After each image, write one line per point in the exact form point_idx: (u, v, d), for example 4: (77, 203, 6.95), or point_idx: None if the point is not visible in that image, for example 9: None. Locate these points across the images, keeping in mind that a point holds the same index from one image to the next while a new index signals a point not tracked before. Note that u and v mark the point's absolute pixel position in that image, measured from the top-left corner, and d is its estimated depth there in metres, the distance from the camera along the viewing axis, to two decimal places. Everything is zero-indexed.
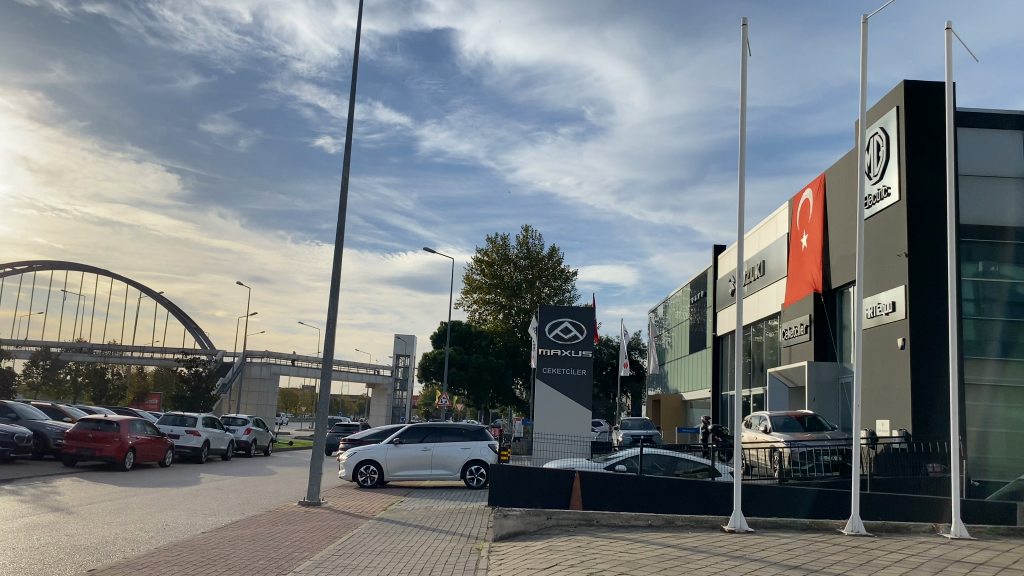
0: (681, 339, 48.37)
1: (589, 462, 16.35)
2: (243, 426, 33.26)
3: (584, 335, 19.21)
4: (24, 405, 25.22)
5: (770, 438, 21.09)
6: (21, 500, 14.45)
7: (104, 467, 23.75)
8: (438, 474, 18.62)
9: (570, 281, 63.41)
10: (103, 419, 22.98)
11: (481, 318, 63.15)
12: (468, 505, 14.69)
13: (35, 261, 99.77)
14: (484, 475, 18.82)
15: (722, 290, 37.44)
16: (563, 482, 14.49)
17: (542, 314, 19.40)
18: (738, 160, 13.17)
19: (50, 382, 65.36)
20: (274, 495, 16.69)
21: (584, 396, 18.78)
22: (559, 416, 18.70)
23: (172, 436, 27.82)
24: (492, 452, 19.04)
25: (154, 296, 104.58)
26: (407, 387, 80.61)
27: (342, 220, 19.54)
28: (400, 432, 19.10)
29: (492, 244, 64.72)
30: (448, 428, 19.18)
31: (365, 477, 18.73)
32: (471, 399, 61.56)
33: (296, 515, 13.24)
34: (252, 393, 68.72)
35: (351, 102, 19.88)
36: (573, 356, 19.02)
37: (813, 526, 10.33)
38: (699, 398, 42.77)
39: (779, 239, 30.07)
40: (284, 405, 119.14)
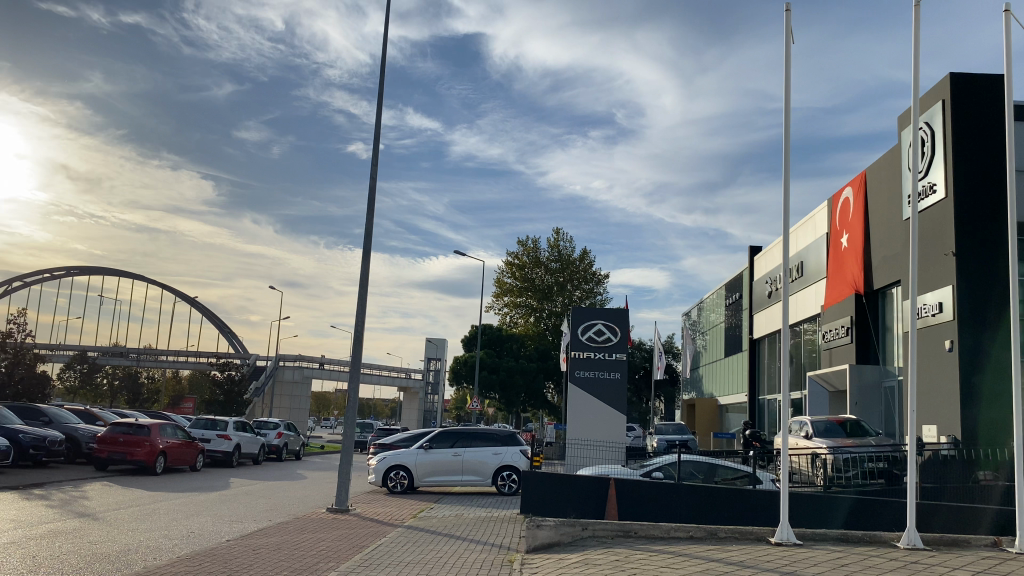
0: (716, 342, 47.50)
1: (624, 469, 15.80)
2: (275, 431, 33.17)
3: (617, 338, 18.71)
4: (58, 409, 25.33)
5: (811, 444, 20.39)
6: (48, 505, 14.30)
7: (136, 471, 23.71)
8: (469, 480, 18.22)
9: (602, 283, 62.51)
10: (134, 423, 22.93)
11: (512, 321, 62.57)
12: (499, 513, 14.22)
13: (73, 267, 101.23)
14: (516, 481, 18.38)
15: (759, 292, 36.63)
16: (598, 490, 13.95)
17: (574, 316, 18.92)
18: (783, 154, 12.54)
19: (88, 385, 66.12)
20: (302, 501, 16.42)
21: (619, 401, 18.25)
22: (593, 421, 18.20)
23: (203, 440, 27.73)
24: (524, 458, 18.59)
25: (188, 300, 105.62)
26: (439, 391, 81.49)
27: (371, 223, 19.25)
28: (430, 437, 18.74)
29: (523, 247, 64.30)
30: (479, 432, 18.77)
31: (395, 482, 18.40)
32: (503, 403, 61.19)
33: (324, 523, 12.93)
34: (284, 397, 69.00)
35: (379, 103, 19.60)
36: (607, 359, 18.51)
37: (865, 539, 9.76)
38: (735, 402, 41.96)
39: (818, 239, 29.29)
40: (317, 409, 119.76)
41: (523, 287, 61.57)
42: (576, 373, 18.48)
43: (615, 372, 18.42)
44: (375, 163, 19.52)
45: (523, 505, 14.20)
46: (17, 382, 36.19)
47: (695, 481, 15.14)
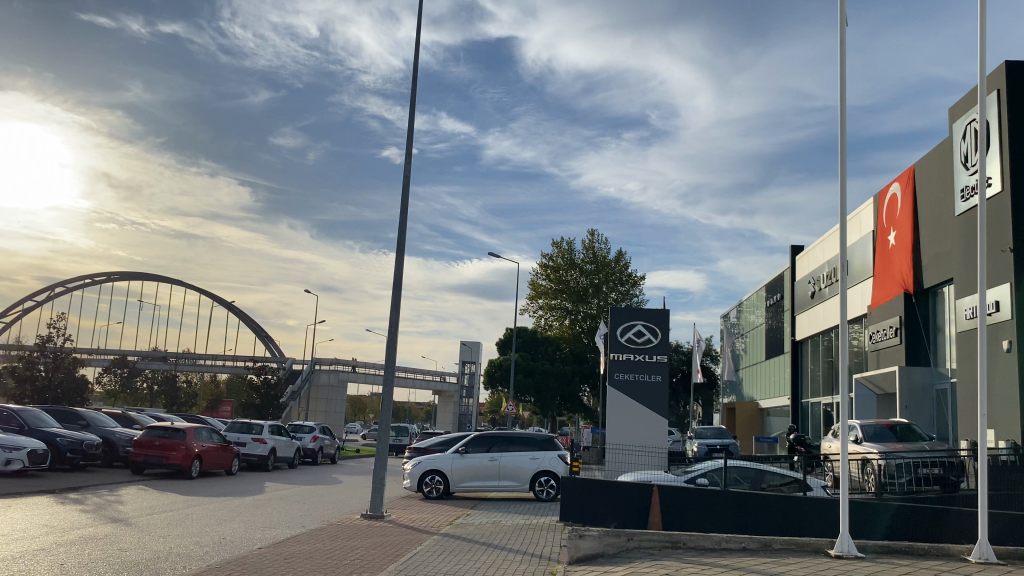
0: (757, 344, 46.53)
1: (666, 475, 15.29)
2: (310, 434, 33.04)
3: (658, 339, 18.17)
4: (95, 413, 25.41)
5: (861, 449, 19.64)
6: (82, 510, 14.13)
7: (172, 474, 23.64)
8: (506, 485, 17.79)
9: (638, 285, 62.08)
10: (170, 427, 22.88)
11: (547, 325, 62.60)
12: (538, 520, 13.82)
13: (113, 272, 102.80)
14: (554, 487, 17.91)
15: (801, 292, 35.73)
16: (640, 498, 13.49)
17: (613, 317, 18.41)
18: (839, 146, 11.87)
19: (128, 389, 66.88)
20: (338, 506, 16.12)
21: (660, 404, 17.70)
22: (633, 425, 17.67)
23: (238, 444, 27.65)
24: (563, 463, 18.09)
25: (225, 304, 106.67)
26: (473, 395, 81.42)
27: (405, 225, 18.94)
28: (466, 441, 18.36)
29: (558, 249, 64.11)
30: (516, 437, 18.32)
31: (430, 487, 18.01)
32: (538, 406, 60.72)
33: (359, 529, 12.60)
34: (320, 400, 69.19)
35: (412, 105, 19.31)
36: (647, 361, 17.97)
37: (931, 552, 9.20)
38: (777, 406, 41.02)
39: (863, 238, 28.41)
40: (353, 412, 120.38)
41: (558, 290, 61.73)
42: (615, 376, 17.97)
43: (656, 374, 17.88)
44: (408, 163, 19.23)
45: (562, 512, 13.80)
46: (56, 386, 36.75)
47: (741, 488, 14.61)
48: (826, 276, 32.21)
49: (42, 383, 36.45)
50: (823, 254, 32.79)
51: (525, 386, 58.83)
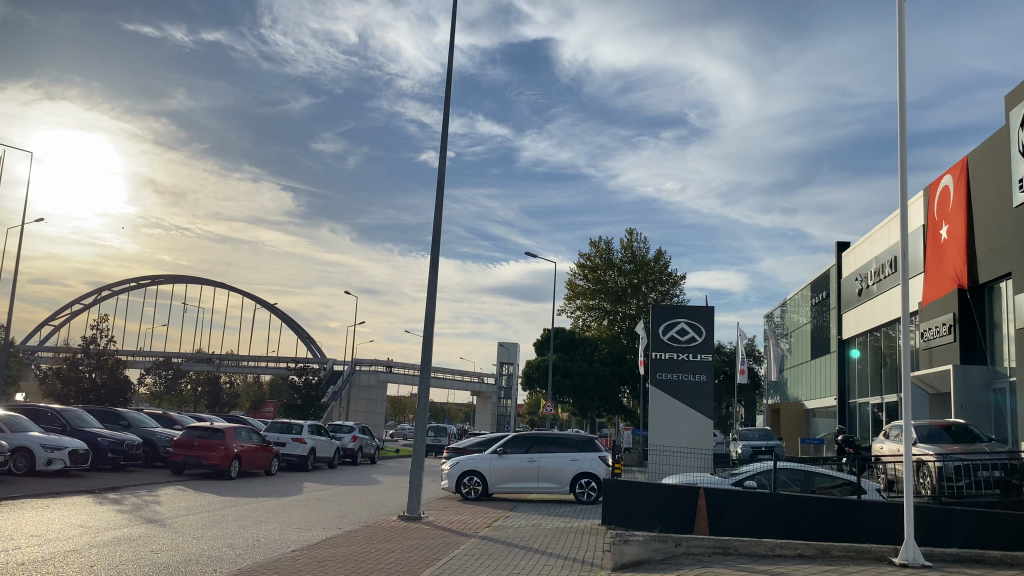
0: (802, 343, 45.48)
1: (712, 477, 14.76)
2: (350, 434, 32.93)
3: (702, 338, 17.59)
4: (136, 413, 25.56)
5: (915, 451, 18.84)
6: (119, 511, 14.04)
7: (212, 474, 23.64)
8: (545, 487, 17.38)
9: (678, 285, 61.27)
10: (209, 427, 22.89)
11: (585, 325, 62.01)
12: (580, 523, 13.42)
13: (158, 275, 104.55)
14: (595, 489, 17.45)
15: (848, 289, 34.75)
16: (685, 503, 12.97)
17: (655, 315, 17.89)
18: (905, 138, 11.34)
19: (172, 390, 67.82)
20: (375, 506, 15.86)
21: (704, 404, 17.14)
22: (677, 426, 17.14)
23: (278, 444, 27.64)
24: (604, 465, 17.60)
25: (267, 307, 107.79)
26: (512, 396, 81.09)
27: (440, 224, 18.64)
28: (504, 441, 17.98)
29: (596, 248, 63.55)
30: (556, 438, 17.90)
31: (469, 488, 17.74)
32: (577, 408, 59.59)
33: (396, 531, 12.31)
34: (360, 401, 69.44)
35: (446, 102, 19.00)
36: (690, 360, 17.41)
37: (1003, 561, 8.65)
38: (824, 407, 39.99)
39: (912, 233, 27.42)
40: (393, 413, 120.91)
41: (596, 289, 61.32)
42: (657, 375, 17.44)
43: (700, 374, 17.32)
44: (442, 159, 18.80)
45: (604, 516, 13.38)
46: (100, 386, 37.24)
47: (791, 492, 14.02)
48: (874, 273, 31.23)
49: (87, 384, 36.98)
50: (871, 250, 31.79)
51: (564, 387, 58.28)
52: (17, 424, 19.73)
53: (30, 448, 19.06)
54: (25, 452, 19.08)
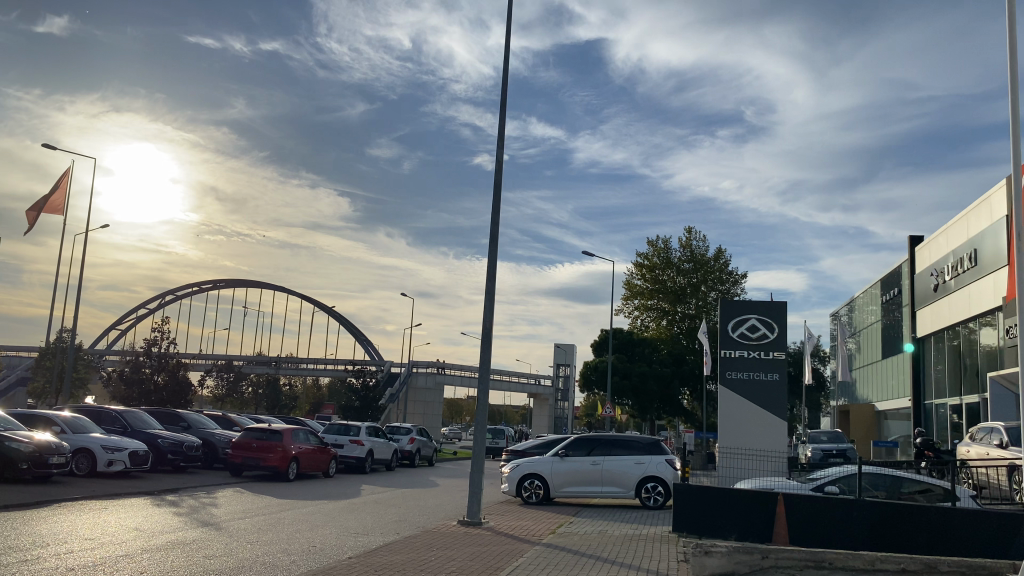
0: (872, 343, 43.75)
1: (790, 482, 13.88)
2: (407, 436, 32.63)
3: (774, 335, 16.68)
4: (196, 415, 25.63)
5: (1007, 454, 17.59)
6: (175, 513, 13.80)
7: (271, 476, 23.50)
8: (609, 492, 16.68)
9: (739, 284, 59.87)
10: (268, 428, 22.74)
11: (643, 325, 61.11)
12: (649, 530, 12.70)
13: (219, 280, 106.48)
14: (662, 493, 16.69)
15: (922, 286, 33.17)
16: (764, 510, 12.14)
17: (723, 311, 17.02)
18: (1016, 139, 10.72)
19: (234, 393, 68.85)
20: (434, 510, 15.36)
21: (777, 405, 16.27)
22: (748, 427, 16.30)
23: (336, 445, 27.44)
24: (671, 469, 16.82)
25: (325, 309, 108.93)
26: (569, 398, 80.24)
27: (497, 221, 18.12)
28: (565, 444, 17.32)
29: (653, 247, 62.52)
30: (619, 440, 17.17)
31: (530, 492, 17.17)
32: (636, 409, 58.48)
33: (455, 538, 11.75)
34: (418, 403, 69.46)
35: (502, 98, 18.45)
36: (761, 358, 16.53)
37: None
38: (897, 408, 38.34)
39: (993, 224, 25.87)
40: (450, 414, 121.23)
41: (654, 289, 60.28)
42: (727, 375, 16.59)
43: (773, 373, 16.43)
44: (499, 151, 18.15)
45: (675, 523, 12.62)
46: (162, 388, 37.77)
47: (876, 497, 13.06)
48: (951, 267, 29.68)
49: (149, 386, 37.50)
50: (948, 243, 30.21)
51: (623, 389, 57.21)
52: (79, 426, 19.84)
53: (91, 449, 19.11)
54: (86, 453, 19.13)
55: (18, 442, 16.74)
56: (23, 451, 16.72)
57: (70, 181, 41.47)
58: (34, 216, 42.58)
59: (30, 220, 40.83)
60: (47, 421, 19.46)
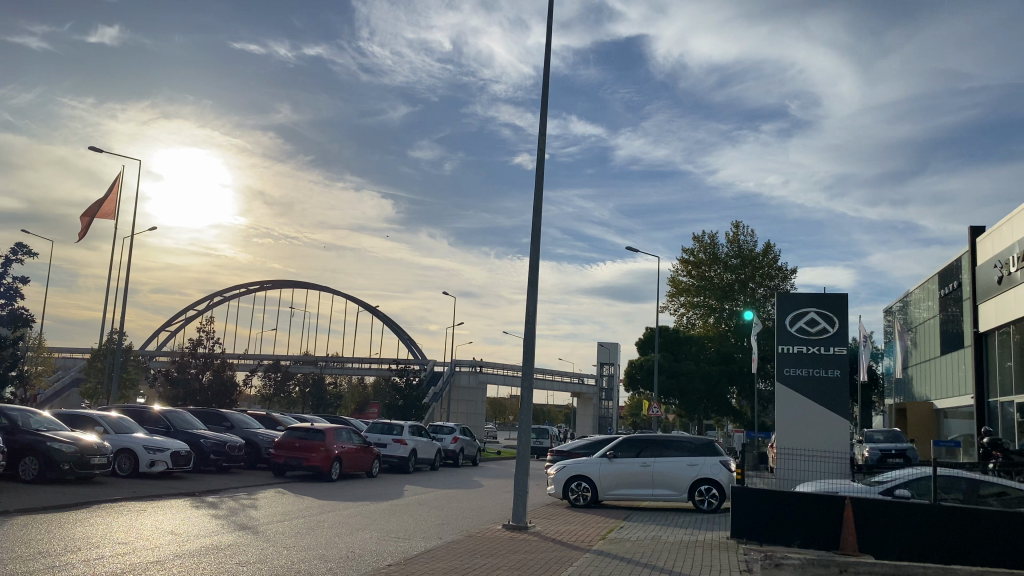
0: (929, 339, 42.16)
1: (857, 485, 13.01)
2: (450, 435, 32.18)
3: (836, 328, 15.75)
4: (240, 414, 25.51)
5: None
6: (214, 516, 13.48)
7: (313, 477, 23.23)
8: (661, 495, 15.95)
9: (789, 279, 58.66)
10: (310, 428, 22.45)
11: (690, 324, 60.33)
12: (705, 535, 11.96)
13: (265, 281, 107.69)
14: (717, 496, 15.91)
15: (985, 278, 31.74)
16: (831, 515, 11.33)
17: (780, 303, 16.14)
18: None
19: (280, 393, 69.37)
20: (479, 513, 14.81)
21: (839, 402, 15.39)
22: (808, 426, 15.46)
23: (379, 445, 27.10)
24: (726, 471, 16.06)
25: (369, 309, 109.46)
26: (613, 397, 79.26)
27: (539, 214, 17.55)
28: (614, 444, 16.65)
29: (700, 242, 61.65)
30: (672, 440, 16.45)
31: (577, 494, 16.52)
32: (683, 408, 57.39)
33: (500, 543, 11.19)
34: (461, 402, 69.19)
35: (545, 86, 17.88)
36: (822, 354, 15.64)
37: None
38: (958, 406, 36.83)
39: None
40: (493, 414, 121.03)
41: (701, 286, 59.55)
42: (785, 371, 15.73)
43: (834, 369, 15.55)
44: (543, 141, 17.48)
45: (734, 528, 11.83)
46: (207, 388, 37.92)
47: (952, 501, 12.13)
48: (1016, 258, 28.27)
49: (194, 386, 37.75)
50: (1013, 233, 28.78)
51: (669, 387, 56.19)
52: (122, 426, 19.74)
53: (133, 450, 18.98)
54: (129, 453, 19.00)
55: (60, 442, 16.60)
56: (66, 452, 16.56)
57: (120, 184, 42.03)
58: (88, 220, 43.27)
59: (82, 224, 41.44)
60: (90, 421, 19.37)
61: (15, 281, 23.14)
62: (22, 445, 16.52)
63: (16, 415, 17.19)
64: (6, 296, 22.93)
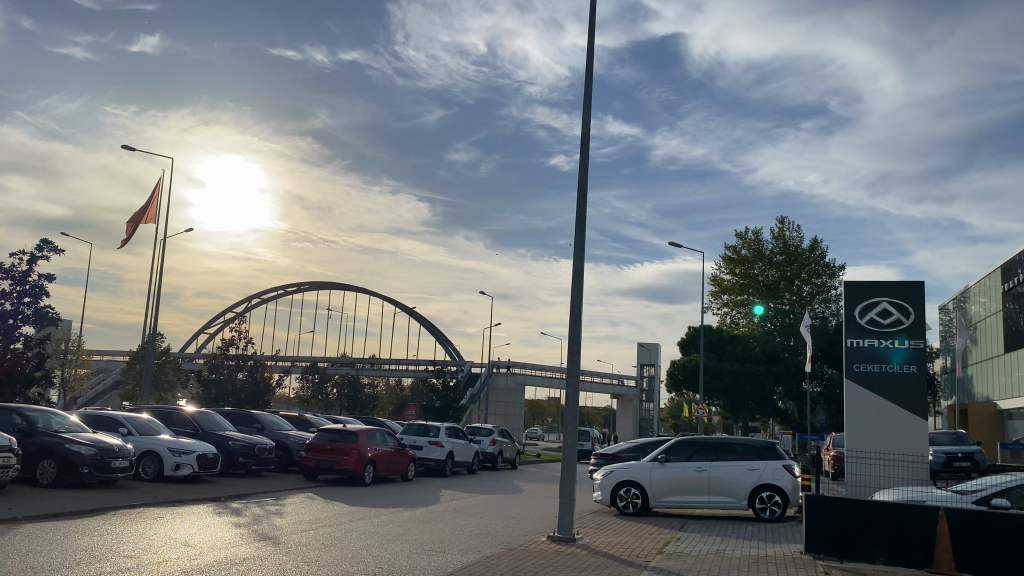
0: (990, 337, 40.03)
1: (946, 494, 11.59)
2: (489, 437, 31.05)
3: (911, 320, 14.28)
4: (271, 415, 24.66)
5: None
6: (234, 524, 12.52)
7: (345, 480, 22.25)
8: (718, 502, 14.68)
9: (837, 276, 56.79)
10: (342, 430, 21.50)
11: (733, 323, 58.70)
12: (773, 550, 10.73)
13: (303, 282, 107.65)
14: (780, 504, 14.61)
15: None
16: (923, 530, 9.92)
17: (848, 293, 14.71)
18: None
19: (318, 395, 68.89)
20: (522, 522, 13.68)
21: (917, 400, 13.96)
22: (880, 426, 14.03)
23: (415, 447, 26.09)
24: (790, 476, 14.76)
25: (406, 310, 108.86)
26: (654, 399, 77.49)
27: (584, 175, 15.73)
28: (665, 447, 15.39)
29: (743, 239, 59.86)
30: (729, 444, 15.16)
31: (626, 501, 15.30)
32: (727, 410, 55.50)
33: (544, 558, 10.01)
34: (499, 404, 68.13)
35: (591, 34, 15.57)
36: (896, 348, 14.22)
37: None
38: None
39: None
40: (532, 416, 119.82)
41: (745, 284, 58.15)
42: (853, 367, 14.34)
43: (910, 364, 14.12)
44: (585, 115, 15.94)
45: (808, 542, 10.54)
46: (242, 389, 37.23)
47: None
48: None
49: (229, 386, 37.14)
50: None
51: (713, 388, 54.32)
52: (148, 428, 18.97)
53: (158, 453, 18.16)
54: (153, 456, 18.20)
55: (80, 444, 15.81)
56: (85, 455, 15.75)
57: (160, 189, 41.70)
58: (132, 226, 43.10)
59: (126, 230, 41.64)
60: (114, 423, 18.63)
61: (41, 278, 22.54)
62: (41, 448, 15.76)
63: (35, 415, 16.43)
64: (31, 294, 22.31)
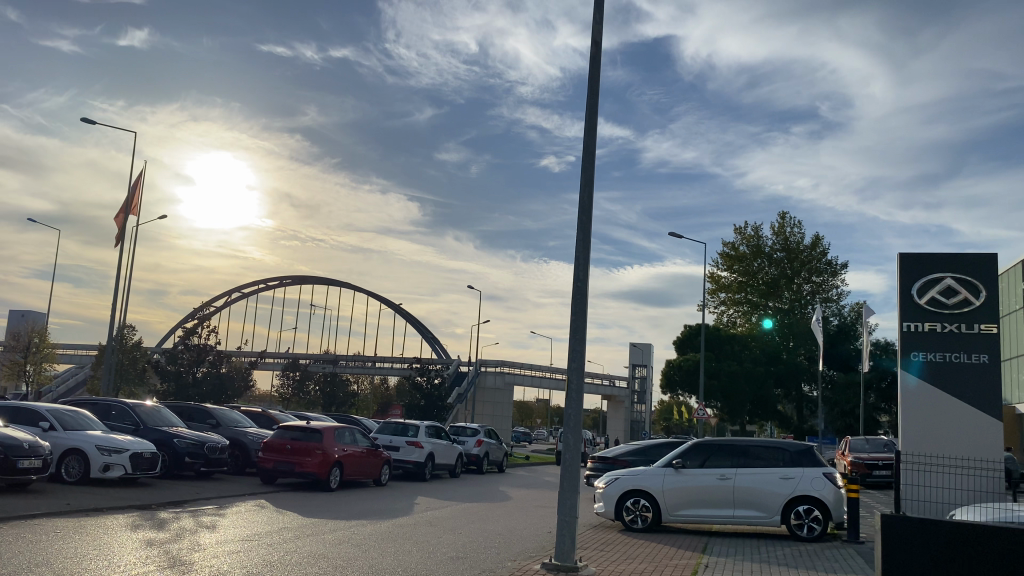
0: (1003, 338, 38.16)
1: None
2: (474, 437, 28.54)
3: (980, 299, 11.82)
4: (228, 410, 22.06)
5: None
6: (149, 542, 9.95)
7: (310, 485, 19.70)
8: (744, 517, 12.22)
9: (837, 275, 54.77)
10: (306, 427, 18.94)
11: (731, 322, 56.54)
12: None
13: (287, 277, 104.83)
14: (819, 520, 12.14)
15: None
16: None
17: (904, 268, 12.23)
18: None
19: (298, 393, 66.18)
20: (508, 542, 11.18)
21: (988, 396, 11.56)
22: (940, 429, 11.63)
23: (391, 448, 23.52)
24: (831, 486, 12.29)
25: (393, 307, 106.22)
26: (646, 400, 75.13)
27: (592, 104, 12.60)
28: (680, 451, 12.93)
29: (742, 235, 57.59)
30: (756, 448, 12.70)
31: (634, 515, 12.78)
32: (725, 414, 53.00)
33: None
34: (486, 403, 65.77)
35: None
36: (963, 334, 11.79)
37: None
38: None
39: None
40: (521, 417, 117.69)
41: (744, 282, 55.87)
42: (910, 356, 11.90)
43: (981, 353, 11.68)
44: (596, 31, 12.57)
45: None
46: (202, 383, 34.81)
47: None
48: None
49: (189, 380, 34.64)
50: None
51: (711, 390, 51.70)
52: (75, 422, 16.30)
53: (84, 451, 15.51)
54: (78, 455, 15.55)
55: None
56: None
57: (139, 178, 38.93)
58: (120, 220, 40.30)
59: (118, 219, 40.18)
60: (34, 415, 15.97)
61: None
62: None
63: None
64: None
